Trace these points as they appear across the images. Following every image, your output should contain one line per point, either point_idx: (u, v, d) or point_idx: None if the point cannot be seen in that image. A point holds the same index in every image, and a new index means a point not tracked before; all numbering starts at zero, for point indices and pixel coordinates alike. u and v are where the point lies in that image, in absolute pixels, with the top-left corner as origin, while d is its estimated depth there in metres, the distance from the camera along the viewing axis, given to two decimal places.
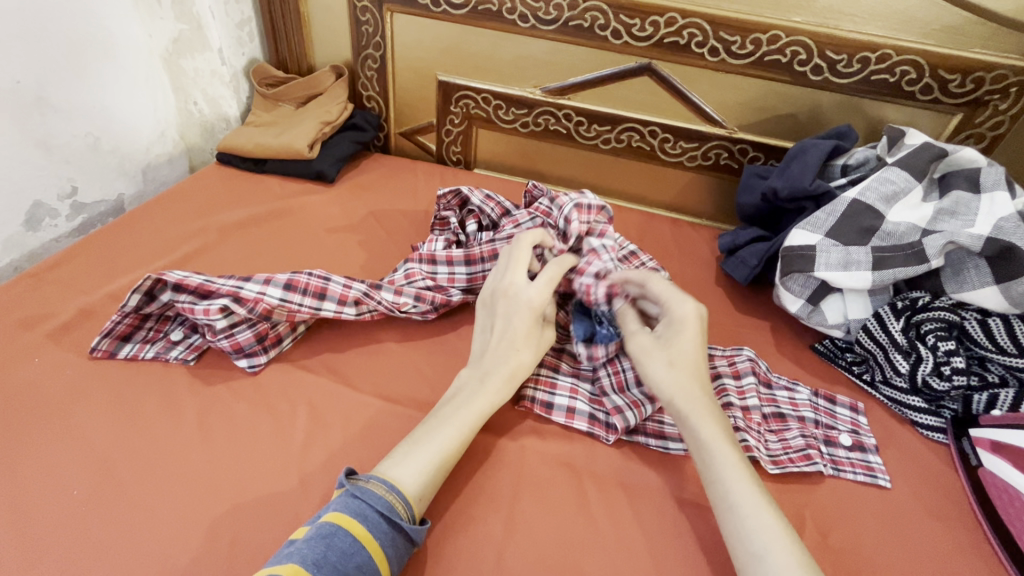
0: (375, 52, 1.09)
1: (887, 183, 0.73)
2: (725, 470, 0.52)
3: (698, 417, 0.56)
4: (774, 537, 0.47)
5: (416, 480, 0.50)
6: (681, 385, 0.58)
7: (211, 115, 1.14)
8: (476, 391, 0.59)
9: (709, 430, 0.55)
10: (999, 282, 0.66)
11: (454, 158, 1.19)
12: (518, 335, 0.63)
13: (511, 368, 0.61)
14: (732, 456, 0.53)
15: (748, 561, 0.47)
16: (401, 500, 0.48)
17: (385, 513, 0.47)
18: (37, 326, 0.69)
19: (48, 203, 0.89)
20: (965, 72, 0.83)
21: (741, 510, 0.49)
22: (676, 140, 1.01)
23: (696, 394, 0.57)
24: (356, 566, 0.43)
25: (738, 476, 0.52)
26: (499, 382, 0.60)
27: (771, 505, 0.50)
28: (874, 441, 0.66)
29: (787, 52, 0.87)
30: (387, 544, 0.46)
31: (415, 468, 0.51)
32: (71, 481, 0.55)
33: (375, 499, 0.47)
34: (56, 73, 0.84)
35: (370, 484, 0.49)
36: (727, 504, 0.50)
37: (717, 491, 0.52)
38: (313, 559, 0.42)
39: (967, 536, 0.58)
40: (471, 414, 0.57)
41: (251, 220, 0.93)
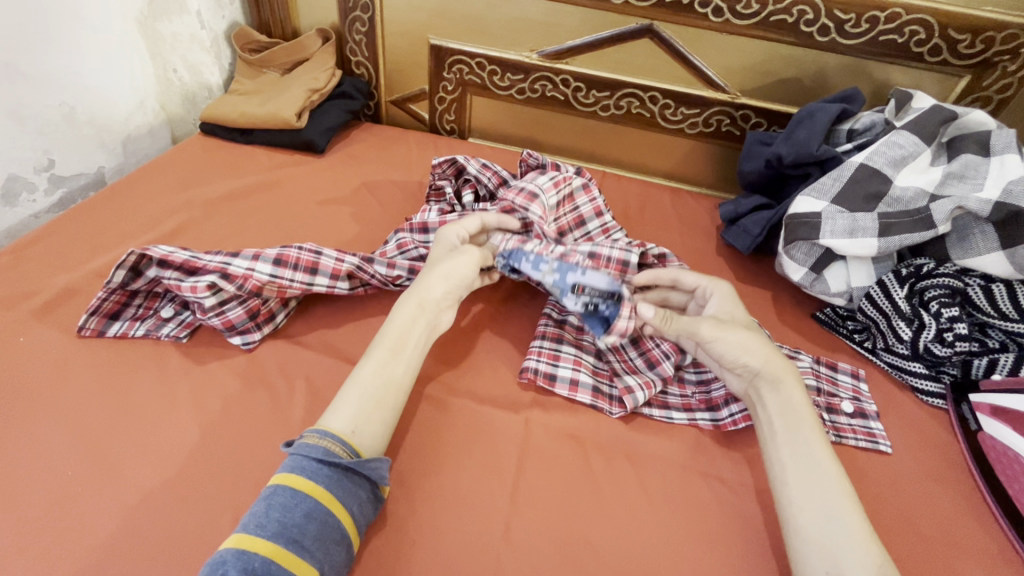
0: (362, 13, 1.04)
1: (895, 147, 0.71)
2: (806, 434, 0.53)
3: (790, 386, 0.56)
4: (848, 504, 0.48)
5: (347, 423, 0.51)
6: (771, 350, 0.59)
7: (191, 83, 1.09)
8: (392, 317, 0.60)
9: (797, 397, 0.56)
10: (1005, 247, 0.65)
11: (447, 127, 1.15)
12: (438, 261, 0.65)
13: (421, 289, 0.62)
14: (815, 424, 0.54)
15: (817, 520, 0.48)
16: (337, 441, 0.49)
17: (322, 459, 0.47)
18: (20, 304, 0.67)
19: (25, 177, 0.85)
20: (976, 31, 0.80)
21: (822, 478, 0.50)
22: (677, 106, 0.98)
23: (784, 361, 0.58)
24: (303, 514, 0.44)
25: (823, 445, 0.53)
26: (408, 301, 0.61)
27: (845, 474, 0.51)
28: (875, 408, 0.66)
29: (793, 12, 0.84)
30: (335, 486, 0.46)
31: (348, 413, 0.51)
32: (66, 461, 0.53)
33: (310, 449, 0.48)
34: (25, 39, 0.79)
35: (305, 437, 0.49)
36: (808, 468, 0.51)
37: (804, 453, 0.52)
38: (256, 521, 0.44)
39: (966, 498, 0.59)
40: (387, 338, 0.58)
41: (239, 192, 0.90)
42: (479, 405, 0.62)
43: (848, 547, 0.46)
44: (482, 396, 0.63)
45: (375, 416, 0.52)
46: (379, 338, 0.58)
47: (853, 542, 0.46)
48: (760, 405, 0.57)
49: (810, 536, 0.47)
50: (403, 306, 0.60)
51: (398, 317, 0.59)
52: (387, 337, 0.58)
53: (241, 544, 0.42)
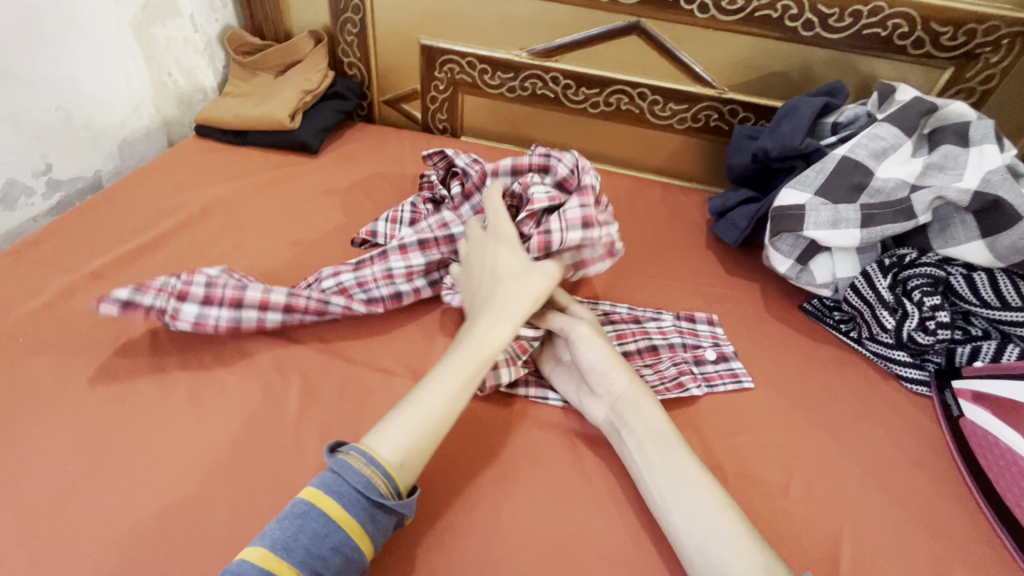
0: (354, 15, 1.05)
1: (877, 140, 0.72)
2: (674, 454, 0.54)
3: (649, 405, 0.58)
4: (723, 515, 0.49)
5: (398, 453, 0.49)
6: (627, 375, 0.60)
7: (186, 86, 1.10)
8: (474, 337, 0.58)
9: (657, 418, 0.57)
10: (985, 236, 0.66)
11: (440, 126, 1.16)
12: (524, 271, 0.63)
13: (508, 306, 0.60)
14: (679, 442, 0.55)
15: (697, 545, 0.48)
16: (381, 473, 0.48)
17: (361, 490, 0.46)
18: (21, 305, 0.68)
19: (23, 181, 0.87)
20: (957, 24, 0.81)
21: (691, 493, 0.51)
22: (666, 102, 0.99)
23: (637, 382, 0.60)
24: (331, 546, 0.44)
25: (688, 460, 0.53)
26: (501, 322, 0.59)
27: (716, 484, 0.52)
28: (732, 350, 0.71)
29: (778, 7, 0.85)
30: (367, 521, 0.46)
31: (397, 442, 0.50)
32: (67, 457, 0.55)
33: (352, 475, 0.47)
34: (19, 44, 0.80)
35: (348, 456, 0.48)
36: (678, 487, 0.52)
37: (670, 472, 0.53)
38: (285, 544, 0.43)
39: (947, 483, 0.60)
40: (470, 356, 0.56)
41: (235, 193, 0.91)
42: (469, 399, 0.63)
43: (732, 559, 0.46)
44: None
45: (423, 443, 0.51)
46: (455, 356, 0.56)
47: (737, 560, 0.46)
48: (618, 439, 0.58)
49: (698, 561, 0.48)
50: (491, 324, 0.59)
51: (487, 338, 0.58)
52: (466, 357, 0.56)
53: (266, 562, 0.42)
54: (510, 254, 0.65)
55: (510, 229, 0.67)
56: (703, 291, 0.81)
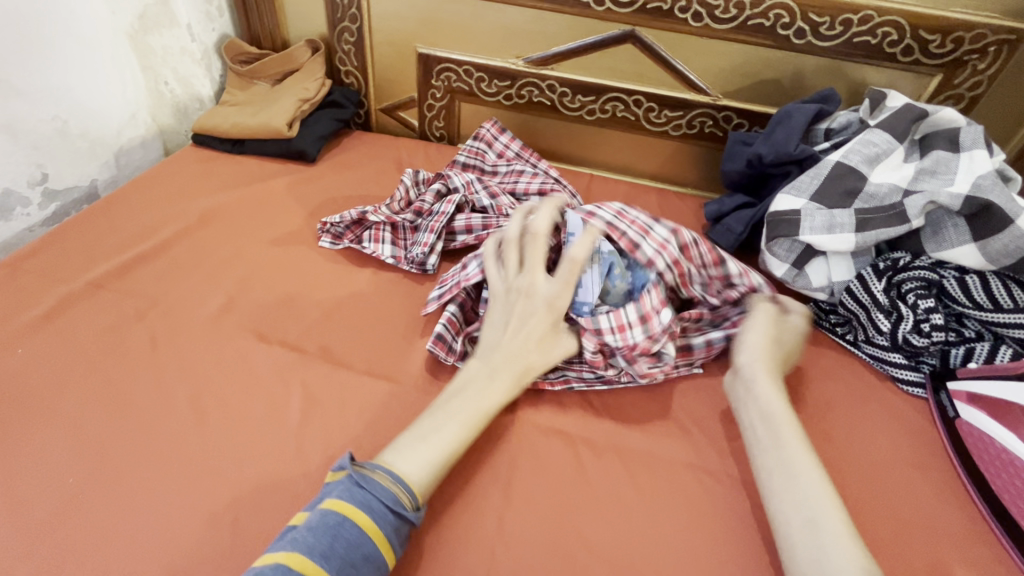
0: (351, 24, 1.06)
1: (870, 145, 0.73)
2: (786, 436, 0.54)
3: (764, 385, 0.59)
4: (825, 502, 0.48)
5: (420, 470, 0.51)
6: (757, 358, 0.61)
7: (183, 96, 1.11)
8: (480, 385, 0.58)
9: (777, 404, 0.57)
10: (976, 239, 0.67)
11: (436, 134, 1.17)
12: (537, 330, 0.62)
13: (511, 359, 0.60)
14: (796, 429, 0.55)
15: (800, 526, 0.48)
16: (407, 491, 0.49)
17: (391, 506, 0.47)
18: (18, 315, 0.68)
19: (19, 191, 0.86)
20: (946, 32, 0.83)
21: (799, 480, 0.50)
22: (661, 109, 1.00)
23: (764, 365, 0.61)
24: (363, 556, 0.44)
25: (799, 445, 0.53)
26: (502, 380, 0.59)
27: (826, 476, 0.51)
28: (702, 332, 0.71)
29: (770, 16, 0.86)
30: (393, 536, 0.47)
31: (418, 458, 0.51)
32: (66, 469, 0.54)
33: (380, 491, 0.48)
34: (15, 54, 0.80)
35: (376, 474, 0.49)
36: (786, 470, 0.51)
37: (777, 458, 0.53)
38: (319, 550, 0.43)
39: (944, 483, 0.61)
40: (470, 410, 0.56)
41: (233, 202, 0.91)
42: None
43: (832, 548, 0.45)
44: None
45: (441, 460, 0.52)
46: (454, 405, 0.56)
47: (837, 544, 0.45)
48: (743, 415, 0.59)
49: (798, 543, 0.47)
50: (491, 380, 0.59)
51: (487, 392, 0.58)
52: (468, 405, 0.56)
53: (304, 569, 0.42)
54: (529, 317, 0.62)
55: (547, 294, 0.63)
56: None
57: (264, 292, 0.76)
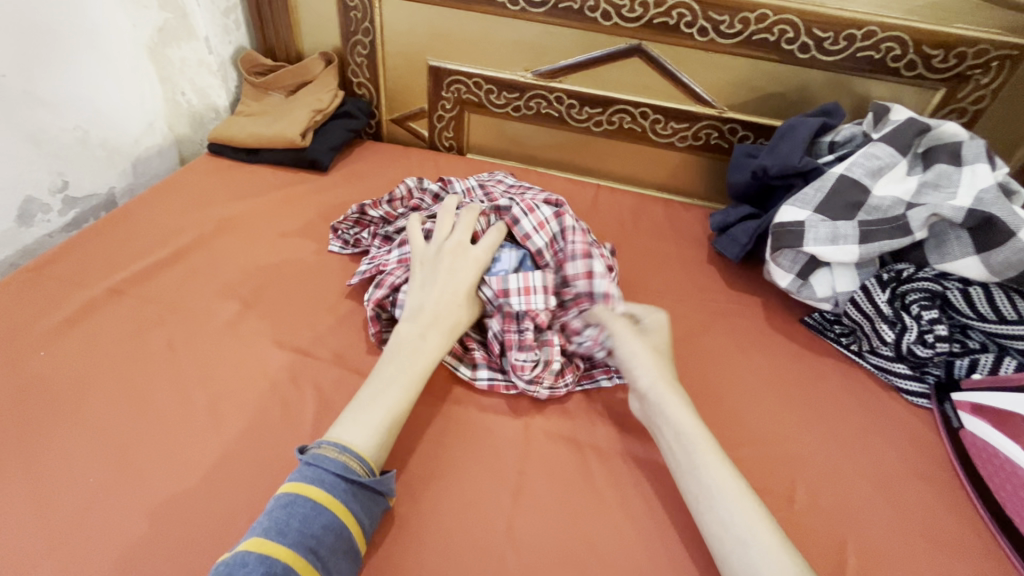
0: (364, 37, 1.08)
1: (873, 158, 0.74)
2: (705, 458, 0.53)
3: (674, 407, 0.57)
4: (752, 520, 0.49)
5: (369, 441, 0.52)
6: (658, 373, 0.59)
7: (199, 106, 1.13)
8: (416, 346, 0.61)
9: (688, 419, 0.56)
10: (979, 252, 0.68)
11: (446, 144, 1.19)
12: (458, 285, 0.66)
13: (434, 315, 0.63)
14: (710, 445, 0.54)
15: (731, 546, 0.48)
16: (354, 458, 0.51)
17: (340, 474, 0.49)
18: (41, 320, 0.70)
19: (40, 199, 0.89)
20: (948, 47, 0.84)
21: (723, 498, 0.50)
22: (667, 121, 1.02)
23: (669, 379, 0.60)
24: (321, 526, 0.46)
25: (718, 462, 0.53)
26: (439, 334, 0.63)
27: (748, 489, 0.52)
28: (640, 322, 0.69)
29: (775, 31, 0.88)
30: (350, 500, 0.49)
31: (366, 430, 0.53)
32: (87, 470, 0.56)
33: (328, 462, 0.50)
34: (40, 66, 0.83)
35: (322, 449, 0.51)
36: (707, 490, 0.51)
37: (698, 476, 0.52)
38: (276, 528, 0.45)
39: (949, 493, 0.61)
40: (414, 369, 0.59)
41: (247, 211, 0.93)
42: (481, 412, 0.65)
43: (764, 567, 0.46)
44: (484, 404, 0.66)
45: (389, 434, 0.54)
46: (392, 368, 0.59)
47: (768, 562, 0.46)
48: (659, 431, 0.58)
49: (731, 563, 0.47)
50: (424, 336, 0.62)
51: (422, 351, 0.61)
52: (401, 369, 0.59)
53: (262, 547, 0.44)
54: (456, 270, 0.67)
55: (478, 254, 0.69)
56: (709, 306, 0.82)
57: (278, 298, 0.78)
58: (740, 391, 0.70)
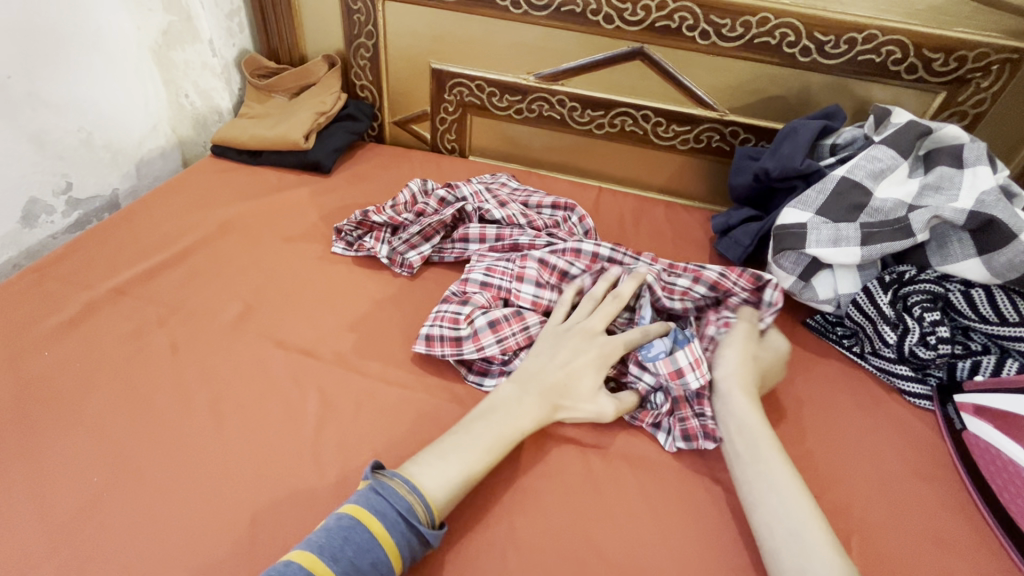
0: (367, 40, 1.09)
1: (874, 161, 0.75)
2: (767, 455, 0.55)
3: (744, 407, 0.60)
4: (805, 514, 0.50)
5: (441, 487, 0.51)
6: (736, 370, 0.63)
7: (202, 108, 1.13)
8: (512, 407, 0.59)
9: (752, 418, 0.59)
10: (982, 254, 0.69)
11: (448, 146, 1.19)
12: (575, 362, 0.63)
13: (536, 381, 0.62)
14: (772, 443, 0.57)
15: (781, 539, 0.49)
16: (423, 503, 0.49)
17: (405, 515, 0.48)
18: (45, 320, 0.70)
19: (44, 200, 0.89)
20: (948, 50, 0.85)
21: (781, 490, 0.52)
22: (669, 124, 1.02)
23: (744, 384, 0.62)
24: (371, 562, 0.45)
25: (778, 458, 0.55)
26: (535, 398, 0.60)
27: (803, 486, 0.53)
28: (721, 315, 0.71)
29: (776, 34, 0.89)
30: (405, 545, 0.47)
31: (441, 475, 0.52)
32: (91, 469, 0.56)
33: (396, 499, 0.49)
34: (44, 67, 0.83)
35: (394, 482, 0.50)
36: (765, 481, 0.53)
37: (756, 469, 0.55)
38: (329, 552, 0.45)
39: (952, 495, 0.61)
40: (495, 432, 0.57)
41: (251, 212, 0.93)
42: None
43: (812, 557, 0.47)
44: None
45: (462, 481, 0.53)
46: (488, 424, 0.57)
47: (817, 554, 0.47)
48: (722, 428, 0.60)
49: (779, 557, 0.49)
50: (521, 398, 0.60)
51: (517, 414, 0.59)
52: (492, 423, 0.57)
53: (312, 567, 0.44)
54: (579, 347, 0.65)
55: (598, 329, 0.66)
56: None
57: (280, 299, 0.78)
58: None
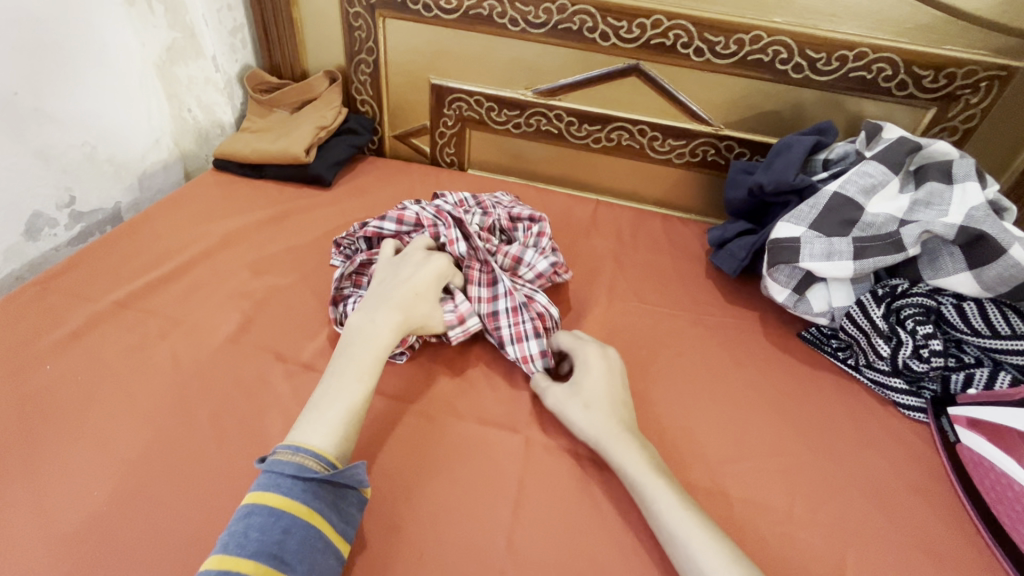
0: (367, 56, 1.11)
1: (865, 176, 0.76)
2: (653, 493, 0.54)
3: (621, 448, 0.58)
4: (707, 547, 0.49)
5: (327, 440, 0.53)
6: (609, 415, 0.61)
7: (205, 122, 1.16)
8: (364, 331, 0.63)
9: (633, 458, 0.57)
10: (971, 268, 0.70)
11: (447, 159, 1.21)
12: (414, 282, 0.70)
13: (382, 306, 0.66)
14: (659, 478, 0.55)
15: None
16: (308, 456, 0.51)
17: (295, 475, 0.49)
18: (47, 334, 0.71)
19: (47, 213, 0.90)
20: (938, 67, 0.87)
21: (680, 527, 0.51)
22: (665, 138, 1.04)
23: (613, 421, 0.61)
24: (282, 530, 0.46)
25: (666, 493, 0.53)
26: (387, 316, 0.65)
27: (700, 517, 0.52)
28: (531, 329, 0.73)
29: (769, 52, 0.90)
30: (311, 502, 0.48)
31: (322, 429, 0.53)
32: (91, 483, 0.56)
33: (282, 465, 0.49)
34: (50, 84, 0.85)
35: (275, 454, 0.51)
36: (665, 526, 0.52)
37: (652, 516, 0.53)
38: (235, 540, 0.45)
39: (947, 508, 0.61)
40: (361, 359, 0.60)
41: (252, 225, 0.95)
42: (482, 425, 0.65)
43: None
44: (485, 418, 0.66)
45: (347, 431, 0.55)
46: (345, 362, 0.60)
47: None
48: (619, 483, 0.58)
49: None
50: (378, 322, 0.64)
51: (373, 336, 0.63)
52: (360, 355, 0.61)
53: (225, 562, 0.43)
54: (418, 275, 0.71)
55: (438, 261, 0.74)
56: (707, 321, 0.83)
57: (281, 312, 0.79)
58: (736, 406, 0.70)
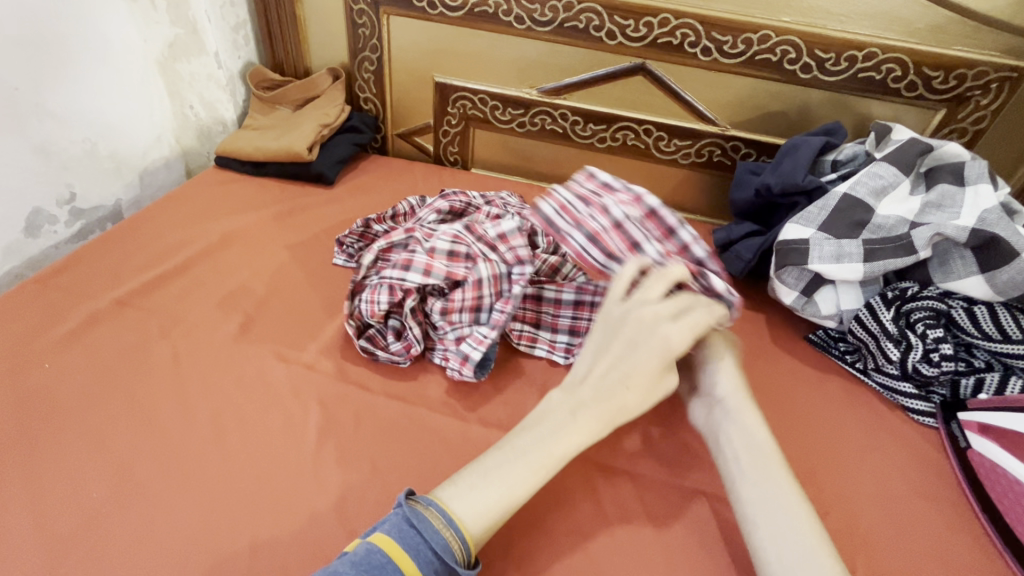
0: (371, 54, 1.10)
1: (875, 177, 0.75)
2: (775, 471, 0.53)
3: (747, 418, 0.57)
4: (806, 531, 0.48)
5: (480, 524, 0.47)
6: (741, 387, 0.60)
7: (207, 119, 1.13)
8: (564, 427, 0.53)
9: (757, 431, 0.56)
10: (983, 271, 0.69)
11: (451, 158, 1.20)
12: (630, 359, 0.56)
13: (596, 390, 0.55)
14: (778, 458, 0.54)
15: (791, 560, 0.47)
16: (459, 538, 0.45)
17: (439, 552, 0.44)
18: (46, 331, 0.70)
19: (47, 210, 0.89)
20: (948, 68, 0.86)
21: (783, 508, 0.50)
22: (671, 138, 1.03)
23: (742, 394, 0.60)
24: None
25: (782, 475, 0.52)
26: (593, 414, 0.53)
27: (803, 500, 0.51)
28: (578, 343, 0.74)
29: (777, 51, 0.90)
30: None
31: (480, 506, 0.47)
32: (89, 483, 0.55)
33: (432, 534, 0.44)
34: (51, 79, 0.84)
35: (429, 511, 0.46)
36: (766, 502, 0.51)
37: (753, 487, 0.52)
38: None
39: (958, 515, 0.60)
40: (545, 456, 0.51)
41: (254, 223, 0.94)
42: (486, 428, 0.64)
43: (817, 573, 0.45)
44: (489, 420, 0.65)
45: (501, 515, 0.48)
46: (530, 446, 0.51)
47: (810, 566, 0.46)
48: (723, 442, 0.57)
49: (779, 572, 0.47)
50: (584, 419, 0.53)
51: (575, 432, 0.52)
52: (546, 455, 0.51)
53: None
54: (627, 340, 0.56)
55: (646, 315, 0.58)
56: None
57: (282, 310, 0.78)
58: None
